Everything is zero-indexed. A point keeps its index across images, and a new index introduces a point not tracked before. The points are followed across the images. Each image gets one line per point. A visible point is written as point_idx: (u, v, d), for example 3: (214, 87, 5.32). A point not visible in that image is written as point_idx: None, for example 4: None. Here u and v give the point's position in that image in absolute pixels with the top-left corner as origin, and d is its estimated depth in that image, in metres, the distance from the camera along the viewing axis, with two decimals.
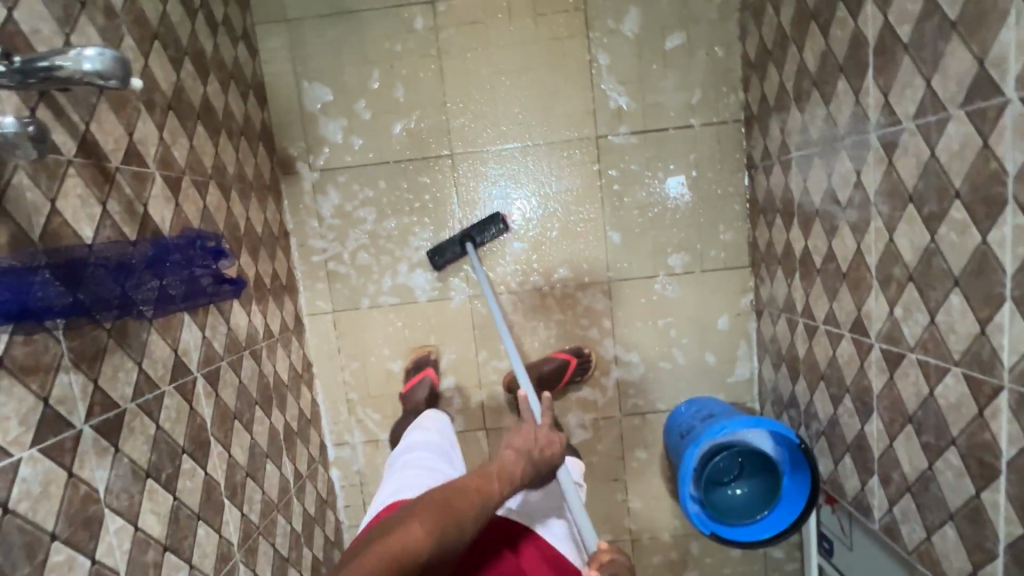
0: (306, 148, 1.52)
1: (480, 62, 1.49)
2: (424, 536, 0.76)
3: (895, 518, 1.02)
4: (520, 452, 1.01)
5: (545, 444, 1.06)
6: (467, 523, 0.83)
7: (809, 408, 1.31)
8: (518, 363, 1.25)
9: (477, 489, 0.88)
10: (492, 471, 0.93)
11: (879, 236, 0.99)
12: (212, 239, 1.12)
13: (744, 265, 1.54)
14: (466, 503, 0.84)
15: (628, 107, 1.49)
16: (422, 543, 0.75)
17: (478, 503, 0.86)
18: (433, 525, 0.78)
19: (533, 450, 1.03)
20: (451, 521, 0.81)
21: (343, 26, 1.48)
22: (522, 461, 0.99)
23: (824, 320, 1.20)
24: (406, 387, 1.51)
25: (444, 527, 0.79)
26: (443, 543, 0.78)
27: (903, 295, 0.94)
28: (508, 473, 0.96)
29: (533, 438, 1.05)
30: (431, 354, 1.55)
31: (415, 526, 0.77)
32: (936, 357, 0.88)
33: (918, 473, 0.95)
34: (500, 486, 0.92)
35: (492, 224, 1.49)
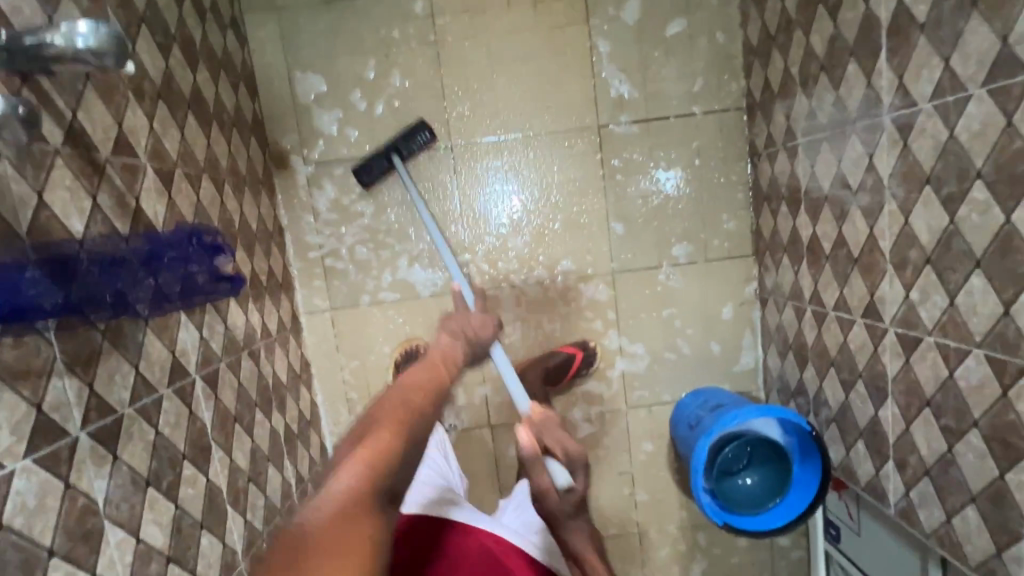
0: (299, 141, 1.47)
1: (479, 50, 1.45)
2: (388, 438, 0.69)
3: (913, 502, 1.02)
4: (456, 336, 0.99)
5: (478, 328, 1.05)
6: (429, 416, 0.76)
7: (818, 394, 1.31)
8: (451, 261, 1.32)
9: (425, 377, 0.81)
10: (435, 359, 0.88)
11: (893, 219, 0.98)
12: (208, 233, 1.06)
13: (748, 254, 1.53)
14: (421, 397, 0.77)
15: (630, 95, 1.47)
16: (390, 449, 0.68)
17: (432, 390, 0.80)
18: (400, 429, 0.71)
19: (468, 333, 1.02)
20: (412, 416, 0.73)
21: (336, 14, 1.43)
22: (460, 344, 0.97)
23: (834, 306, 1.20)
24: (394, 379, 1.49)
25: (408, 422, 0.72)
26: (414, 437, 0.72)
27: (920, 278, 0.94)
28: (450, 356, 0.92)
29: (465, 322, 1.04)
30: (419, 345, 1.52)
31: (381, 434, 0.69)
32: (956, 340, 0.88)
33: (937, 456, 0.94)
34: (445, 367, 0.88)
35: (418, 131, 1.42)
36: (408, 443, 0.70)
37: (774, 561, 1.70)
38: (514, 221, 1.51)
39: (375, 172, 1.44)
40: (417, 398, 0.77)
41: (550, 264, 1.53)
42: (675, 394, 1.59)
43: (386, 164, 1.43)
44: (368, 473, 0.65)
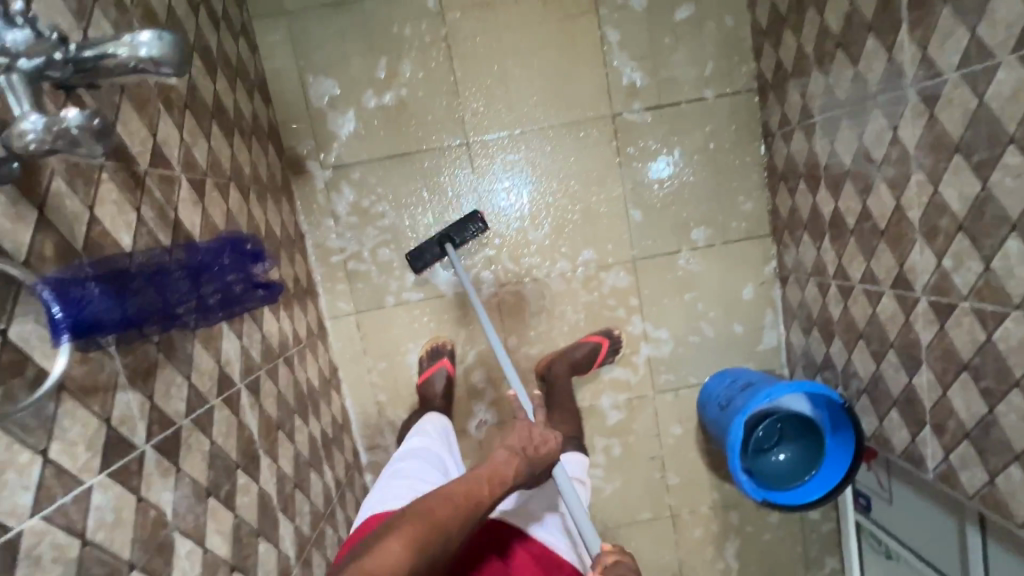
0: (315, 146, 1.47)
1: (490, 46, 1.45)
2: (401, 554, 0.78)
3: (953, 465, 1.05)
4: (516, 453, 1.01)
5: (541, 441, 1.05)
6: (450, 534, 0.85)
7: (846, 367, 1.33)
8: (506, 364, 1.29)
9: (462, 490, 0.90)
10: (482, 479, 0.94)
11: (921, 189, 1.00)
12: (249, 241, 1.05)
13: (765, 233, 1.55)
14: (449, 510, 0.86)
15: (642, 83, 1.48)
16: (400, 564, 0.77)
17: (466, 508, 0.88)
18: (416, 543, 0.79)
19: (526, 449, 1.03)
20: (435, 532, 0.82)
21: (346, 16, 1.43)
22: (518, 462, 0.99)
23: (860, 279, 1.22)
24: (421, 377, 1.49)
25: (429, 540, 0.81)
26: (423, 557, 0.80)
27: (952, 246, 0.96)
28: (501, 477, 0.96)
29: (524, 433, 1.05)
30: (446, 344, 1.52)
31: (396, 544, 0.78)
32: (993, 303, 0.90)
33: (977, 419, 0.97)
34: (491, 483, 0.94)
35: (471, 223, 1.43)
36: (417, 559, 0.79)
37: (806, 535, 1.72)
38: (533, 213, 1.52)
39: (429, 260, 1.45)
40: (450, 509, 0.86)
41: (572, 255, 1.54)
42: (701, 376, 1.61)
43: (440, 252, 1.44)
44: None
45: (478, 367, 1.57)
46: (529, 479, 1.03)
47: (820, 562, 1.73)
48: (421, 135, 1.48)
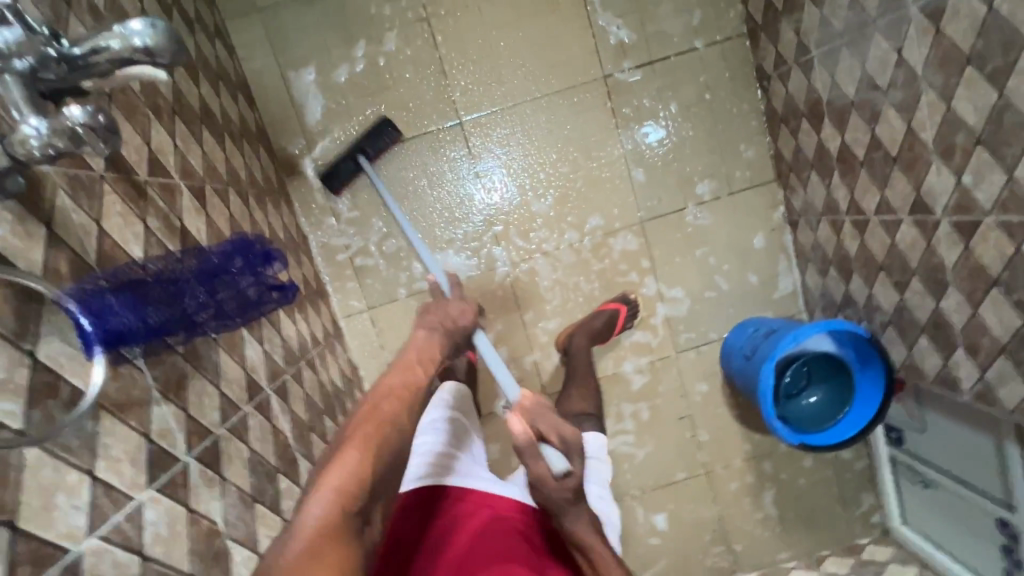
0: (306, 144, 1.44)
1: (472, 20, 1.42)
2: (358, 455, 0.71)
3: (989, 383, 1.04)
4: (434, 330, 1.01)
5: (458, 317, 1.07)
6: (404, 425, 0.79)
7: (868, 301, 1.32)
8: (423, 250, 1.28)
9: (398, 379, 0.86)
10: (409, 361, 0.91)
11: (932, 109, 0.98)
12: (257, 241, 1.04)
13: (770, 179, 1.53)
14: (393, 403, 0.80)
15: (630, 40, 1.45)
16: (360, 464, 0.70)
17: (405, 390, 0.83)
18: (369, 439, 0.73)
19: (448, 324, 1.04)
20: (383, 423, 0.76)
21: (322, 7, 1.39)
22: (437, 335, 1.00)
23: (876, 211, 1.20)
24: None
25: (379, 431, 0.75)
26: (388, 455, 0.74)
27: (971, 162, 0.94)
28: (427, 355, 0.94)
29: (441, 310, 1.06)
30: None
31: (350, 450, 0.72)
32: (1019, 214, 0.89)
33: (1012, 332, 0.96)
34: (417, 358, 0.92)
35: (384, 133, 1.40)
36: (379, 455, 0.73)
37: (840, 475, 1.73)
38: (534, 184, 1.50)
39: (346, 177, 1.42)
40: (392, 400, 0.81)
41: (578, 225, 1.52)
42: (721, 330, 1.60)
43: (355, 166, 1.40)
44: (340, 494, 0.67)
45: (500, 347, 1.56)
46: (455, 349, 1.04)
47: (857, 499, 1.74)
48: (412, 120, 1.45)
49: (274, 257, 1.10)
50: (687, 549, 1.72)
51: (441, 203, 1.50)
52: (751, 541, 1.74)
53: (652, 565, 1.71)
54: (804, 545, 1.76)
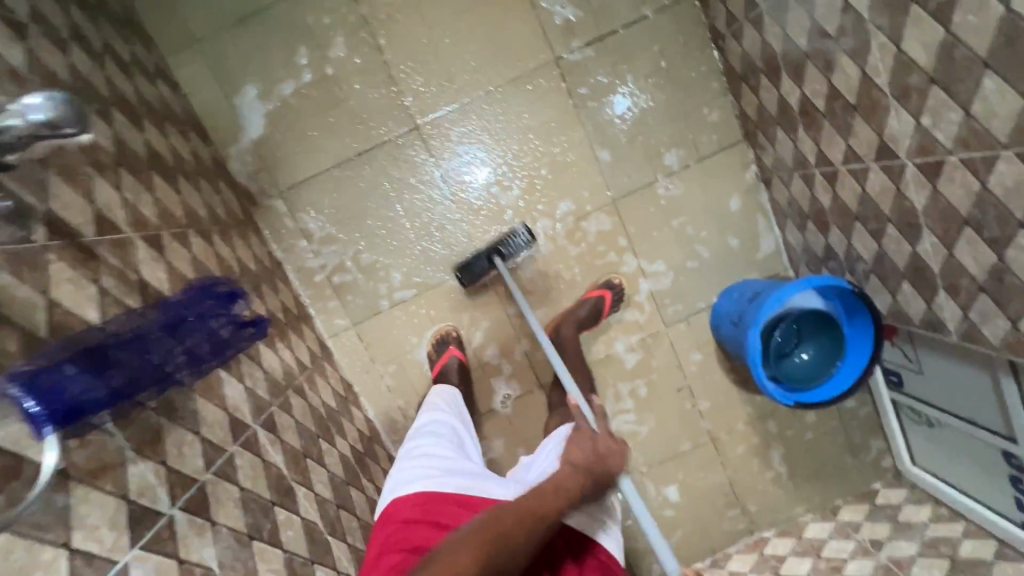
0: (267, 171, 1.44)
1: (412, 21, 1.39)
2: (457, 570, 0.71)
3: (974, 322, 1.03)
4: (580, 467, 0.89)
5: (609, 455, 0.92)
6: (515, 546, 0.76)
7: (847, 252, 1.31)
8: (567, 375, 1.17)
9: (532, 504, 0.81)
10: (548, 492, 0.83)
11: (884, 52, 0.95)
12: (222, 283, 1.06)
13: (738, 140, 1.51)
14: (513, 521, 0.78)
15: (576, 18, 1.41)
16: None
17: (532, 521, 0.78)
18: (473, 559, 0.72)
19: (594, 464, 0.90)
20: (493, 543, 0.75)
21: (259, 28, 1.37)
22: (584, 476, 0.87)
23: (842, 161, 1.18)
24: (434, 369, 1.49)
25: (486, 551, 0.73)
26: (489, 567, 0.73)
27: (928, 102, 0.91)
28: (564, 490, 0.84)
29: (589, 440, 0.94)
30: (452, 332, 1.52)
31: (460, 556, 0.72)
32: (981, 150, 0.86)
33: (989, 270, 0.95)
34: (556, 496, 0.83)
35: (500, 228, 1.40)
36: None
37: (846, 424, 1.74)
38: (505, 186, 1.49)
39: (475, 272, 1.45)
40: (512, 518, 0.78)
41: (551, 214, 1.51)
42: (708, 298, 1.59)
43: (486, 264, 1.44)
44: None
45: (491, 343, 1.57)
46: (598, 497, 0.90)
47: (865, 445, 1.75)
48: (368, 132, 1.44)
49: (239, 296, 1.12)
50: (703, 516, 1.74)
51: (416, 215, 1.49)
52: (764, 500, 1.75)
53: (670, 537, 1.73)
54: (818, 497, 1.77)
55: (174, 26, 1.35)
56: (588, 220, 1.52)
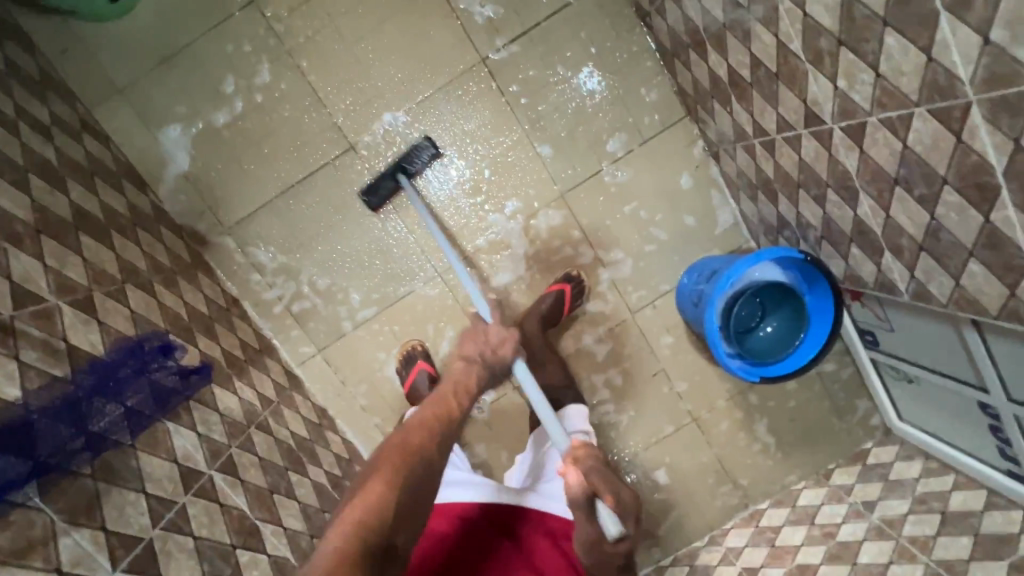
0: (210, 210, 1.44)
1: (333, 40, 1.37)
2: (386, 485, 0.80)
3: (921, 281, 1.01)
4: (471, 361, 1.09)
5: (497, 345, 1.12)
6: (435, 461, 0.87)
7: (797, 219, 1.28)
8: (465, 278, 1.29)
9: (431, 410, 0.95)
10: (448, 394, 1.00)
11: (792, 17, 0.92)
12: (152, 338, 1.06)
13: (681, 117, 1.47)
14: (421, 433, 0.89)
15: (498, 15, 1.39)
16: (389, 492, 0.79)
17: (436, 420, 0.93)
18: (396, 474, 0.81)
19: (484, 352, 1.11)
20: (410, 454, 0.85)
21: (181, 69, 1.36)
22: (475, 367, 1.07)
23: (776, 130, 1.15)
24: (406, 384, 1.48)
25: (408, 462, 0.83)
26: (410, 481, 0.82)
27: (840, 64, 0.88)
28: (463, 384, 1.04)
29: (477, 341, 1.12)
30: (418, 346, 1.51)
31: (377, 483, 0.80)
32: (896, 109, 0.83)
33: (924, 228, 0.92)
34: (457, 395, 1.01)
35: (420, 150, 1.37)
36: (408, 486, 0.81)
37: (828, 387, 1.72)
38: (454, 200, 1.47)
39: (385, 192, 1.40)
40: (420, 430, 0.90)
41: (502, 218, 1.49)
42: (671, 280, 1.57)
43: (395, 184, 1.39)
44: (361, 524, 0.75)
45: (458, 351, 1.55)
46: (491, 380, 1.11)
47: (851, 406, 1.73)
48: (306, 159, 1.43)
49: (179, 344, 1.13)
50: (695, 495, 1.74)
51: (370, 239, 1.49)
52: (755, 472, 1.75)
53: (664, 519, 1.74)
54: (809, 463, 1.76)
55: (95, 77, 1.35)
56: (539, 217, 1.50)
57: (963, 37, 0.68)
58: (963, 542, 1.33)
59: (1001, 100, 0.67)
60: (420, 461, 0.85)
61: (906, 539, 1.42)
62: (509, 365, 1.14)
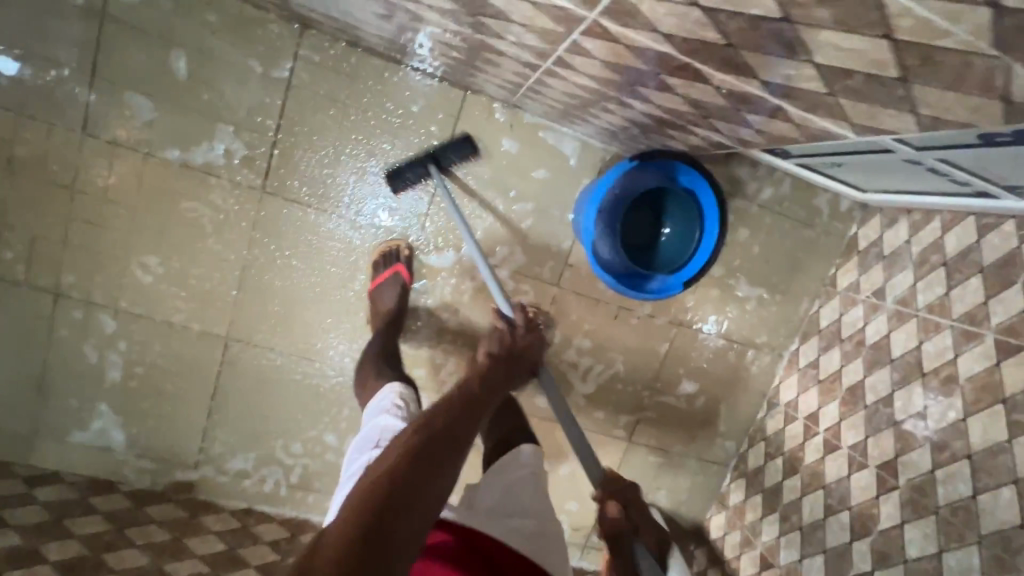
0: (172, 464, 1.51)
1: (137, 272, 1.37)
2: (397, 460, 0.75)
3: (734, 133, 0.91)
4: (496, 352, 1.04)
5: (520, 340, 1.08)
6: (460, 419, 0.84)
7: (613, 127, 1.18)
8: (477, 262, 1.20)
9: (459, 401, 0.87)
10: (470, 377, 0.96)
11: (427, 9, 0.82)
12: None
13: (462, 96, 1.39)
14: (450, 404, 0.86)
15: (241, 146, 1.33)
16: (398, 474, 0.72)
17: (463, 404, 0.87)
18: (403, 456, 0.75)
19: (510, 347, 1.06)
20: (426, 434, 0.79)
21: (53, 383, 1.41)
22: (503, 360, 1.02)
23: (523, 80, 1.04)
24: (374, 282, 1.40)
25: (427, 450, 0.76)
26: (429, 434, 0.79)
27: (494, 27, 0.78)
28: (490, 374, 0.97)
29: (501, 337, 1.08)
30: (401, 246, 1.41)
31: (404, 435, 0.80)
32: (564, 41, 0.73)
33: (688, 104, 0.82)
34: (480, 377, 0.96)
35: (459, 143, 1.36)
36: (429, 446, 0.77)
37: (779, 211, 1.62)
38: (344, 314, 1.47)
39: (409, 177, 1.36)
40: (444, 410, 0.84)
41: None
42: (569, 232, 1.50)
43: (423, 173, 1.36)
44: (366, 499, 0.70)
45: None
46: (516, 374, 1.03)
47: (812, 210, 1.62)
48: (202, 376, 1.46)
49: None
50: (728, 380, 1.71)
51: (304, 394, 1.52)
52: (768, 325, 1.68)
53: (717, 416, 1.73)
54: (812, 282, 1.67)
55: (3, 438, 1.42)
56: (423, 278, 1.46)
57: None
58: (974, 285, 1.22)
59: (612, 10, 0.58)
60: (436, 445, 0.78)
61: (924, 310, 1.32)
62: (531, 355, 1.08)
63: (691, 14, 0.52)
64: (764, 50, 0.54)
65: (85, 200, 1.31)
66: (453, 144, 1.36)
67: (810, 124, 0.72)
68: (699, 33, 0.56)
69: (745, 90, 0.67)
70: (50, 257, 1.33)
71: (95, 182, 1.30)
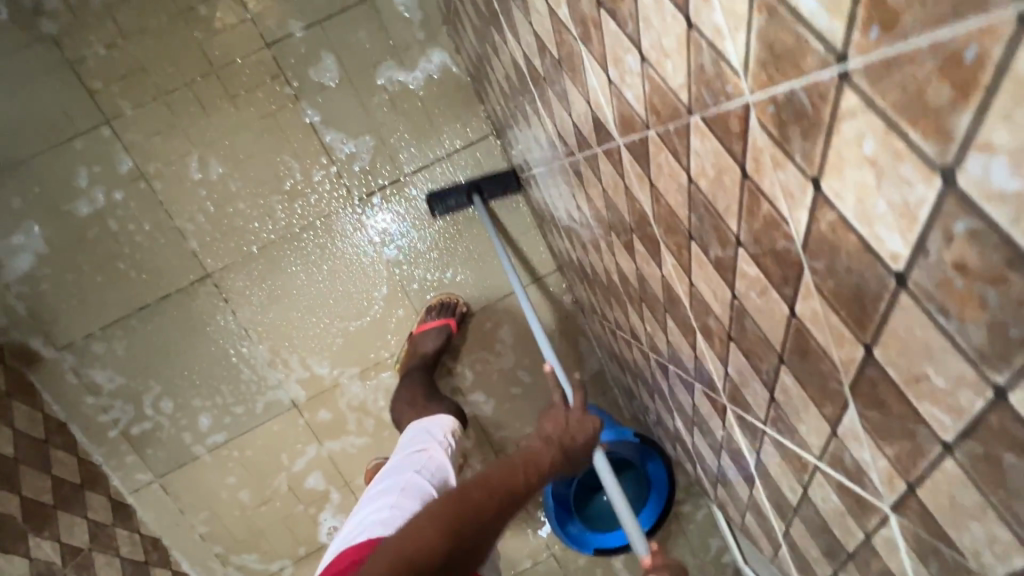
0: (40, 328, 1.33)
1: (193, 166, 1.32)
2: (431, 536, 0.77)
3: (722, 497, 1.06)
4: (550, 440, 0.96)
5: (580, 433, 0.98)
6: (488, 516, 0.83)
7: (638, 397, 1.32)
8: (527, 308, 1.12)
9: (499, 478, 0.88)
10: (517, 466, 0.91)
11: (606, 254, 0.97)
12: None
13: (552, 268, 1.50)
14: (480, 492, 0.84)
15: (370, 159, 1.39)
16: (428, 550, 0.75)
17: (495, 494, 0.85)
18: (426, 549, 0.75)
19: (563, 437, 0.96)
20: (456, 516, 0.80)
21: (20, 180, 1.28)
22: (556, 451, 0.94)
23: (613, 324, 1.19)
24: (419, 326, 1.39)
25: (462, 524, 0.80)
26: (457, 525, 0.79)
27: (642, 312, 0.93)
28: (536, 465, 0.92)
29: (557, 416, 0.99)
30: (455, 304, 1.42)
31: (434, 509, 0.81)
32: (681, 370, 0.88)
33: (716, 465, 0.97)
34: (524, 474, 0.90)
35: (505, 183, 1.38)
36: (456, 537, 0.78)
37: (681, 523, 1.80)
38: (320, 337, 1.43)
39: (454, 205, 1.38)
40: (473, 498, 0.83)
41: (387, 356, 1.46)
42: None
43: (463, 201, 1.37)
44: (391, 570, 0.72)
45: (315, 471, 1.47)
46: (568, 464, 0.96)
47: (703, 543, 1.80)
48: (154, 285, 1.35)
49: None
50: None
51: (220, 371, 1.41)
52: None
53: None
54: None
55: None
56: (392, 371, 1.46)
57: (710, 355, 0.73)
58: None
59: (745, 421, 0.72)
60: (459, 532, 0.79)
61: None
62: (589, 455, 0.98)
63: (792, 482, 0.67)
64: (812, 535, 0.69)
65: (212, 85, 1.31)
66: (496, 178, 1.38)
67: (784, 561, 0.87)
68: (781, 484, 0.71)
69: (768, 515, 0.83)
70: (137, 94, 1.29)
71: (234, 82, 1.31)
